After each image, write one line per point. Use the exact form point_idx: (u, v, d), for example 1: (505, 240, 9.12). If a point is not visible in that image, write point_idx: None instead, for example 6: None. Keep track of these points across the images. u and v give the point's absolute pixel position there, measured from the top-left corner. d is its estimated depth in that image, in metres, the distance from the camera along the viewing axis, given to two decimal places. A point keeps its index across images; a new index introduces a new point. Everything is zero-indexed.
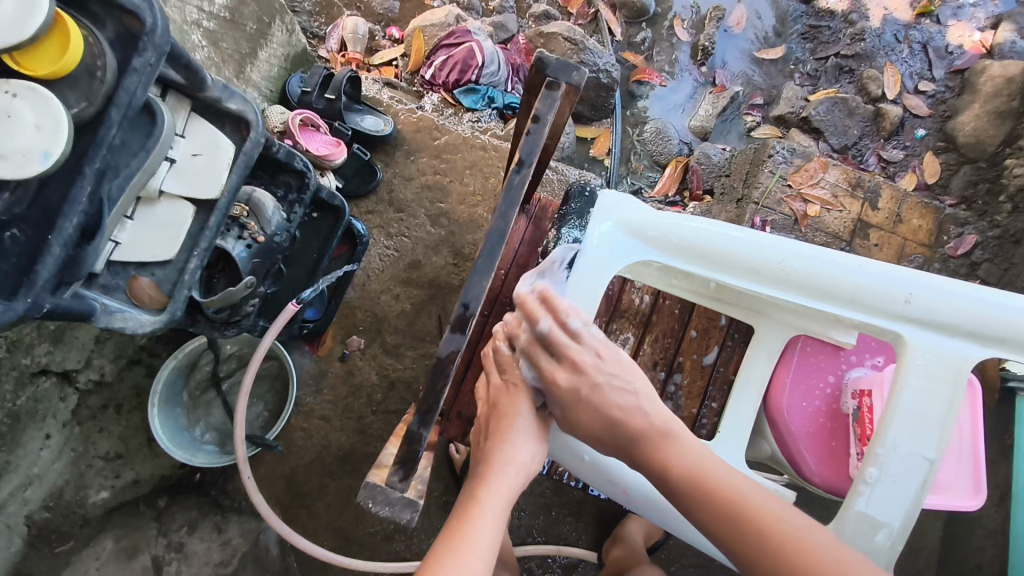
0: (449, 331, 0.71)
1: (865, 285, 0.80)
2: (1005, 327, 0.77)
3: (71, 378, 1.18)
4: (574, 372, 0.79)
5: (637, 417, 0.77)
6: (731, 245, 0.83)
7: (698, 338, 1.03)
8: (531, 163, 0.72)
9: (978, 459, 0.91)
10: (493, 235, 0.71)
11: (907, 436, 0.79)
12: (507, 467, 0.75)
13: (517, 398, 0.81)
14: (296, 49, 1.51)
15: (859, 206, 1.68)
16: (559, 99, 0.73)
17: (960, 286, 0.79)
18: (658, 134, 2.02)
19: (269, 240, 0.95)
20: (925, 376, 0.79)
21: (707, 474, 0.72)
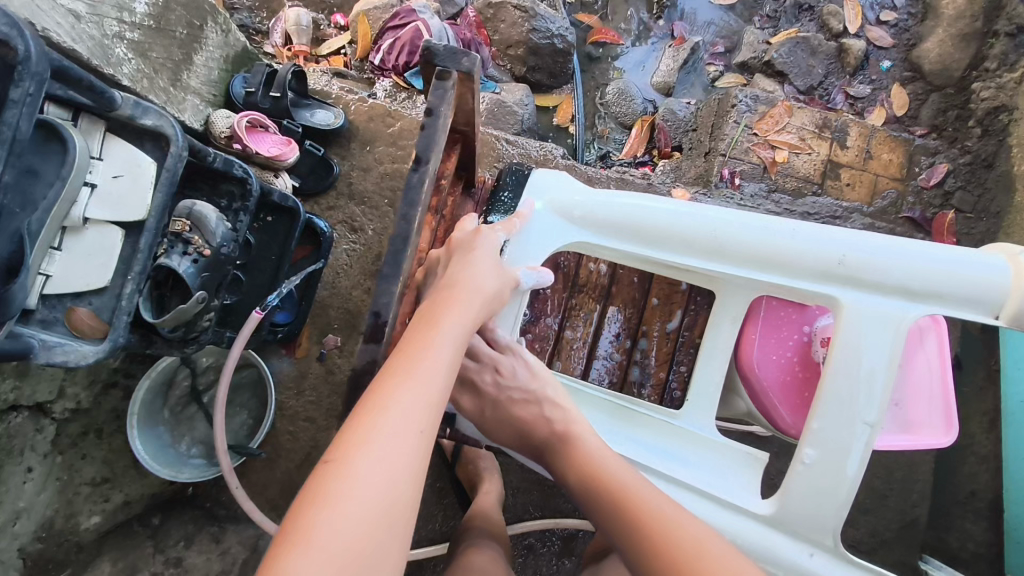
0: (365, 342, 0.75)
1: (793, 246, 0.81)
2: (941, 283, 0.77)
3: (46, 409, 1.18)
4: (478, 398, 0.89)
5: (539, 427, 0.86)
6: (654, 219, 0.85)
7: (661, 304, 1.02)
8: (428, 158, 0.77)
9: (948, 395, 0.92)
10: (398, 239, 0.76)
11: (841, 397, 0.79)
12: (444, 341, 0.68)
13: (465, 272, 0.77)
14: (236, 49, 1.46)
15: (828, 147, 1.67)
16: (451, 90, 0.79)
17: (899, 245, 0.79)
18: (621, 95, 1.98)
19: (216, 251, 0.92)
20: (859, 334, 0.79)
21: (602, 470, 0.79)
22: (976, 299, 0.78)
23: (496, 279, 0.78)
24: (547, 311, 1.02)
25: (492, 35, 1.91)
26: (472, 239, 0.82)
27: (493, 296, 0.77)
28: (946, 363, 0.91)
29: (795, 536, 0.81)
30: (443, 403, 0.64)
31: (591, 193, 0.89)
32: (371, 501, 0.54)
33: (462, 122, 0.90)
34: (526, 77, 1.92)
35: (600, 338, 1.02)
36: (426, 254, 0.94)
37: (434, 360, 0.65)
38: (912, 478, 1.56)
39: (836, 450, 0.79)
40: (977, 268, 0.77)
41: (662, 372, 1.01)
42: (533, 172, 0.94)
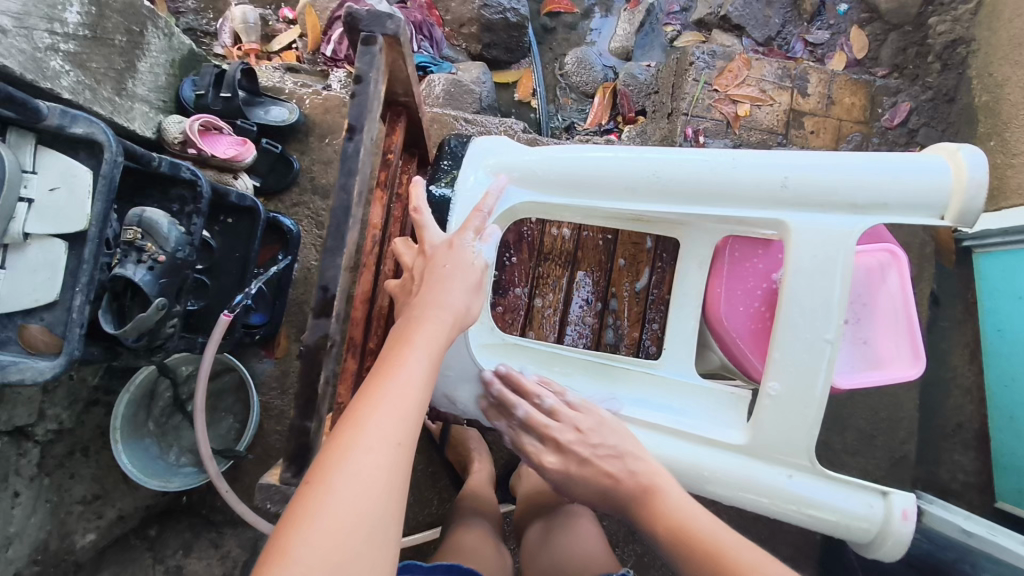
0: (313, 317, 0.74)
1: (732, 175, 0.79)
2: (882, 193, 0.76)
3: (28, 433, 1.17)
4: (559, 453, 0.80)
5: (624, 478, 0.75)
6: (592, 167, 0.84)
7: (627, 266, 1.02)
8: (363, 126, 0.74)
9: (914, 330, 0.92)
10: (339, 210, 0.73)
11: (801, 323, 0.78)
12: (415, 336, 0.66)
13: (432, 280, 0.72)
14: (182, 52, 1.44)
15: (789, 96, 1.67)
16: (379, 56, 0.76)
17: (838, 159, 0.78)
18: (580, 63, 1.96)
19: (172, 257, 0.91)
20: (811, 257, 0.77)
21: (689, 528, 0.68)
22: (918, 203, 0.76)
23: (470, 287, 0.72)
24: (514, 282, 1.02)
25: (444, 15, 1.89)
26: (446, 253, 0.74)
27: (464, 313, 0.71)
28: (909, 298, 0.92)
29: (769, 463, 0.81)
30: (419, 412, 0.62)
31: (532, 151, 0.87)
32: (352, 512, 0.54)
33: (403, 92, 0.89)
34: (482, 54, 1.91)
35: (571, 303, 1.02)
36: (377, 232, 0.90)
37: (407, 371, 0.63)
38: (898, 416, 1.57)
39: (800, 389, 0.78)
40: (917, 171, 0.76)
41: (635, 331, 1.01)
42: (477, 142, 0.90)
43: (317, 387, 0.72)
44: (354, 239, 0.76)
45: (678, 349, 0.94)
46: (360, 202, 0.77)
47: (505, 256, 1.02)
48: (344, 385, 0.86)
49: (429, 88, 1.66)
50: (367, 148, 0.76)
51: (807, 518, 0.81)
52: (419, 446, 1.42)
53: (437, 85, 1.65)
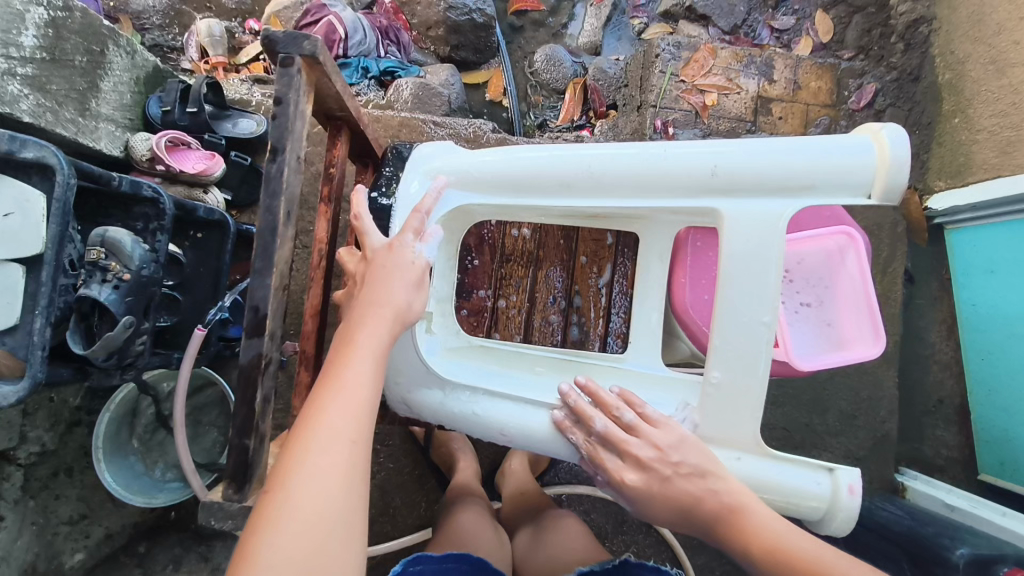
0: (247, 337, 0.73)
1: (661, 167, 0.76)
2: (810, 172, 0.71)
3: (10, 457, 1.16)
4: (641, 470, 0.74)
5: (709, 498, 0.71)
6: (524, 166, 0.81)
7: (589, 262, 1.03)
8: (286, 146, 0.74)
9: (874, 308, 0.93)
10: (265, 231, 0.73)
11: (738, 310, 0.74)
12: (356, 342, 0.67)
13: (374, 283, 0.71)
14: (146, 70, 1.44)
15: (756, 84, 1.68)
16: (299, 76, 0.76)
17: (767, 143, 0.73)
18: (550, 61, 1.93)
19: (137, 274, 0.92)
20: (745, 243, 0.73)
21: (784, 548, 0.66)
22: (847, 180, 0.71)
23: (410, 282, 0.72)
24: (478, 284, 1.03)
25: (411, 19, 1.89)
26: (386, 256, 0.74)
27: (407, 310, 0.72)
28: (868, 276, 0.93)
29: (718, 445, 0.78)
30: (369, 411, 0.64)
31: (474, 151, 0.85)
32: (312, 514, 0.56)
33: (338, 108, 0.89)
34: (451, 56, 1.91)
35: (536, 302, 1.03)
36: (325, 246, 0.88)
37: (353, 373, 0.65)
38: (877, 394, 1.59)
39: (740, 379, 0.75)
40: (845, 152, 0.71)
41: (601, 326, 1.02)
42: (416, 152, 0.88)
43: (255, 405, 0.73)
44: (285, 258, 0.76)
45: (643, 342, 0.95)
46: (290, 222, 0.77)
47: (467, 259, 1.03)
48: (306, 392, 0.86)
49: (397, 92, 1.66)
50: (292, 165, 0.76)
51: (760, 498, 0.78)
52: (404, 449, 1.44)
53: (405, 89, 1.65)
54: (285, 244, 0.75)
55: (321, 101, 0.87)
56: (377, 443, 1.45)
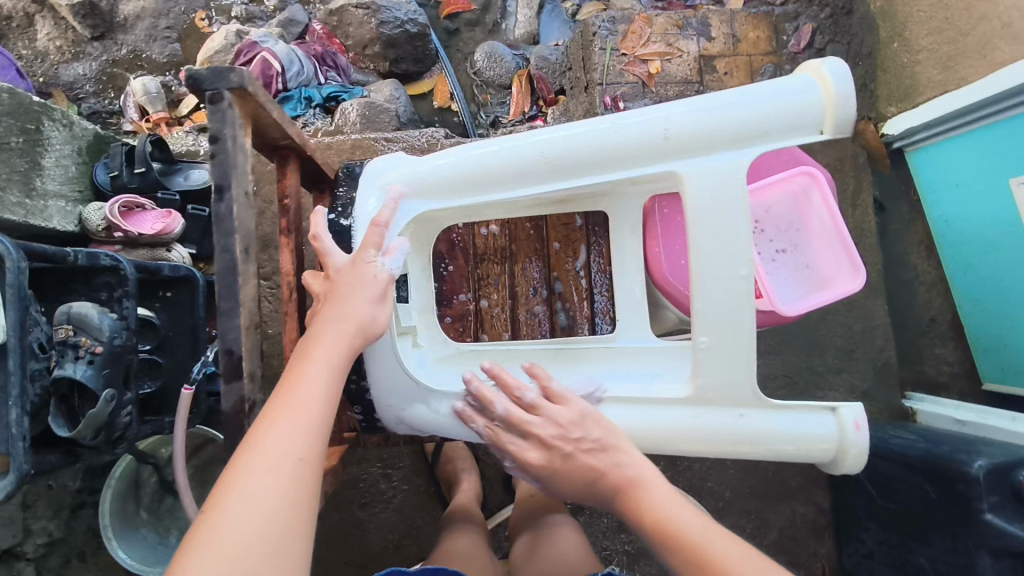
0: (226, 382, 0.72)
1: (613, 139, 0.73)
2: (762, 121, 0.70)
3: (16, 552, 1.18)
4: (544, 449, 0.76)
5: (613, 472, 0.73)
6: (478, 162, 0.79)
7: (563, 247, 1.02)
8: (230, 184, 0.73)
9: (846, 241, 0.93)
10: (226, 272, 0.72)
11: (711, 265, 0.73)
12: (310, 360, 0.67)
13: (332, 298, 0.73)
14: (87, 138, 1.41)
15: (695, 45, 1.68)
16: (232, 110, 0.74)
17: (713, 99, 0.72)
18: (490, 57, 1.92)
19: (109, 345, 0.90)
20: (707, 199, 0.72)
21: (671, 526, 0.67)
22: (796, 122, 0.71)
23: (363, 293, 0.73)
24: (457, 289, 1.01)
25: (345, 41, 1.86)
26: (350, 273, 0.74)
27: (370, 324, 0.72)
28: (835, 211, 0.93)
29: (715, 405, 0.77)
30: (323, 427, 0.64)
31: (424, 158, 0.83)
32: (252, 528, 0.55)
33: (281, 136, 0.86)
34: (391, 71, 1.86)
35: (518, 296, 1.01)
36: (292, 278, 0.87)
37: (307, 391, 0.65)
38: (871, 325, 1.59)
39: (728, 335, 0.74)
40: (790, 93, 0.70)
41: (586, 309, 1.01)
42: (370, 169, 0.86)
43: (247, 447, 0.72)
44: (252, 295, 0.75)
45: (632, 316, 0.95)
46: (251, 258, 0.76)
47: (442, 266, 1.01)
48: None
49: (344, 117, 1.64)
50: (241, 202, 0.75)
51: (773, 452, 0.78)
52: (416, 468, 1.44)
53: (351, 112, 1.63)
54: (248, 282, 0.74)
55: (261, 133, 0.84)
56: (389, 467, 1.44)
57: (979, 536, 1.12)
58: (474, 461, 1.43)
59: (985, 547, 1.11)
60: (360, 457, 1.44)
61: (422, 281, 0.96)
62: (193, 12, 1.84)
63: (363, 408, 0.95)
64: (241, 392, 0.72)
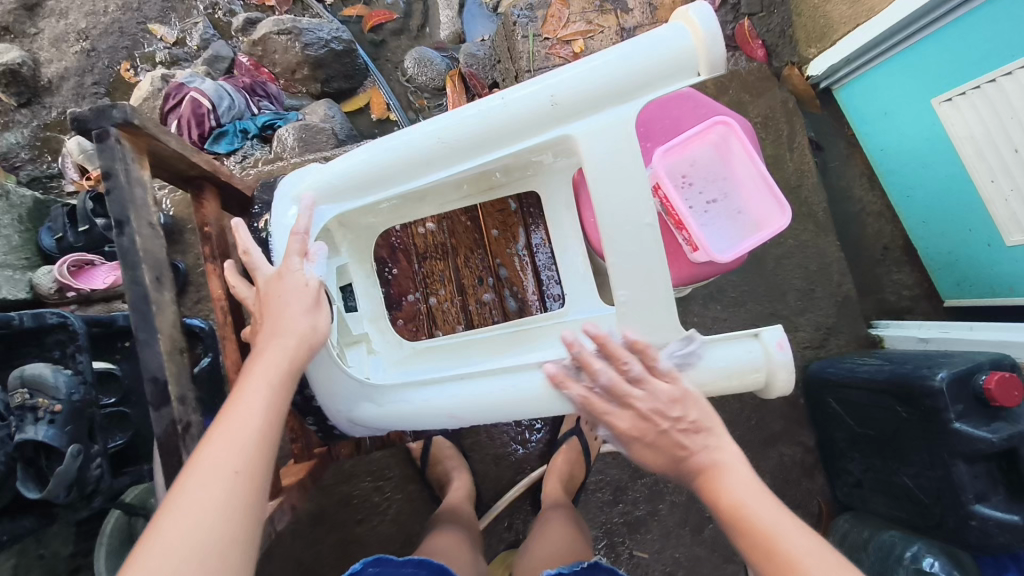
0: (154, 411, 0.74)
1: (505, 115, 0.74)
2: (639, 72, 0.71)
3: None
4: (639, 419, 0.75)
5: (698, 454, 0.73)
6: (378, 158, 0.79)
7: (502, 233, 1.03)
8: (130, 218, 0.75)
9: (769, 180, 0.93)
10: (137, 300, 0.74)
11: (616, 220, 0.74)
12: (252, 372, 0.69)
13: (273, 313, 0.74)
14: (26, 206, 1.40)
15: (615, 19, 1.70)
16: (120, 146, 0.75)
17: (590, 61, 0.72)
18: (421, 62, 1.93)
19: (69, 402, 0.90)
20: (602, 157, 0.74)
21: (747, 513, 0.68)
22: (673, 69, 0.71)
23: (304, 305, 0.75)
24: (406, 290, 1.03)
25: (274, 69, 1.85)
26: (282, 284, 0.76)
27: (310, 332, 0.74)
28: (752, 153, 0.94)
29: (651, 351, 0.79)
30: (265, 434, 0.65)
31: (331, 162, 0.83)
32: (190, 537, 0.56)
33: (188, 167, 0.86)
34: (324, 91, 1.88)
35: (464, 288, 1.03)
36: (224, 301, 0.88)
37: (245, 408, 0.65)
38: (825, 263, 1.63)
39: (643, 286, 0.76)
40: (662, 43, 0.70)
41: (534, 290, 1.03)
42: (283, 180, 0.86)
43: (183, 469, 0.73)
44: (169, 320, 0.77)
45: (580, 290, 0.97)
46: (162, 285, 0.78)
47: (386, 270, 1.02)
48: None
49: (282, 143, 1.64)
50: (145, 233, 0.77)
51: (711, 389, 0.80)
52: (407, 475, 1.46)
53: (287, 137, 1.63)
54: (164, 310, 0.76)
55: (166, 166, 0.84)
56: (380, 479, 1.46)
57: (952, 445, 1.16)
58: (462, 457, 1.46)
59: (958, 454, 1.16)
60: (348, 473, 1.45)
61: (369, 286, 0.98)
62: (117, 64, 1.83)
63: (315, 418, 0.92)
64: (170, 417, 0.73)
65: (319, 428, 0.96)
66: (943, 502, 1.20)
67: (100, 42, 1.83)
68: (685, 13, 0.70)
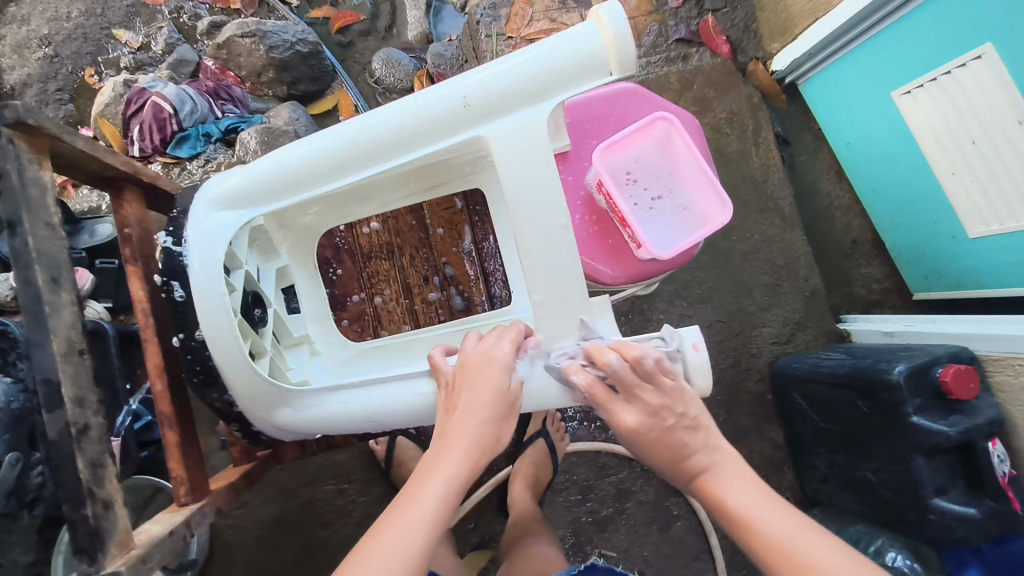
0: (48, 413, 0.70)
1: (421, 115, 0.74)
2: (549, 70, 0.71)
3: None
4: (647, 416, 0.75)
5: (697, 457, 0.75)
6: (295, 161, 0.77)
7: (447, 232, 1.03)
8: (22, 217, 0.72)
9: (710, 175, 0.94)
10: (29, 302, 0.71)
11: (531, 219, 0.74)
12: (434, 475, 0.69)
13: (467, 400, 0.74)
14: None
15: (579, 17, 1.70)
16: (13, 145, 0.73)
17: (503, 62, 0.72)
18: (388, 63, 1.91)
19: (6, 409, 0.94)
20: (515, 156, 0.73)
21: (754, 522, 0.69)
22: (584, 68, 0.72)
23: (503, 416, 0.75)
24: (350, 290, 1.02)
25: (239, 72, 1.83)
26: (482, 370, 0.75)
27: (492, 439, 0.73)
28: (693, 150, 0.94)
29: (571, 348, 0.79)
30: (430, 543, 0.66)
31: (245, 166, 0.80)
32: None
33: (104, 167, 0.85)
34: (291, 93, 1.86)
35: (410, 287, 1.03)
36: (147, 304, 0.84)
37: (413, 516, 0.66)
38: (792, 258, 1.63)
39: (558, 284, 0.76)
40: (570, 41, 0.71)
41: (482, 290, 1.02)
42: (204, 178, 0.83)
43: (80, 473, 0.70)
44: (67, 322, 0.74)
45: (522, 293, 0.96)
46: (61, 285, 0.75)
47: (330, 271, 1.01)
48: (177, 449, 0.85)
49: (245, 146, 1.64)
50: (42, 234, 0.75)
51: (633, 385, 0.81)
52: (372, 477, 1.45)
53: (250, 140, 1.63)
54: (60, 311, 0.73)
55: (80, 165, 0.83)
56: (344, 482, 1.44)
57: (911, 440, 1.15)
58: None
59: (917, 448, 1.15)
60: (313, 477, 1.44)
61: (309, 285, 0.97)
62: (81, 70, 1.83)
63: (240, 423, 0.89)
64: (65, 418, 0.70)
65: (245, 435, 0.90)
66: (904, 496, 1.20)
67: (63, 48, 1.83)
68: (594, 12, 0.71)
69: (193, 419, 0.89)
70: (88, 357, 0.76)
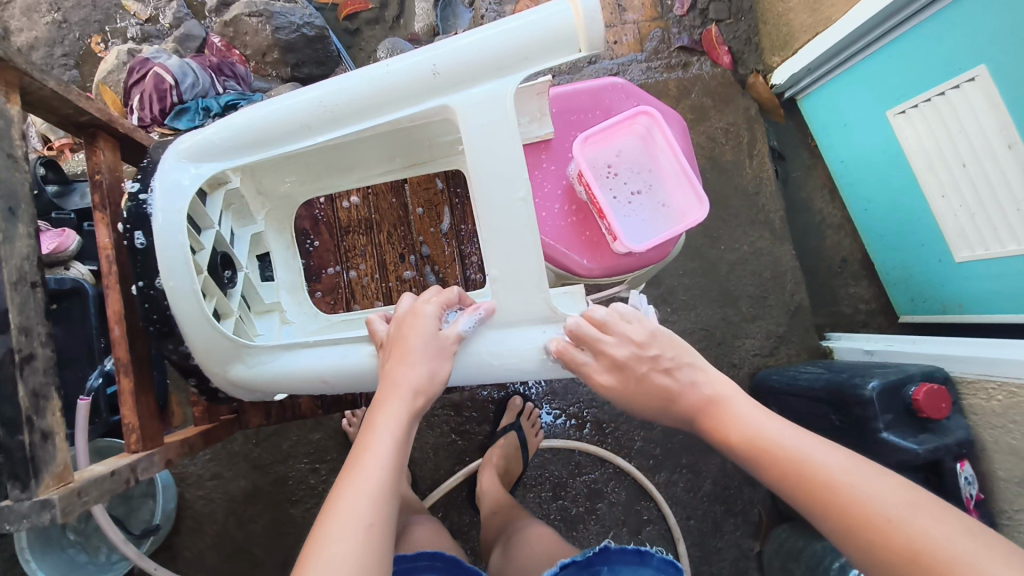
0: None
1: (390, 79, 0.75)
2: (517, 44, 0.72)
3: None
4: (615, 369, 0.77)
5: (689, 392, 0.75)
6: (266, 117, 0.78)
7: (426, 212, 1.04)
8: None
9: (689, 173, 0.94)
10: None
11: (491, 191, 0.75)
12: (382, 424, 0.70)
13: (402, 349, 0.75)
14: None
15: None
16: None
17: (474, 33, 0.73)
18: (393, 52, 1.92)
19: None
20: (480, 126, 0.74)
21: (770, 445, 0.68)
22: (553, 43, 0.73)
23: (437, 358, 0.76)
24: (326, 262, 1.03)
25: (245, 51, 1.84)
26: (412, 322, 0.77)
27: (428, 381, 0.74)
28: (674, 147, 0.94)
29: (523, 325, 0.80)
30: (394, 488, 0.66)
31: (218, 121, 0.81)
32: None
33: (77, 112, 0.85)
34: (295, 76, 1.85)
35: (385, 263, 1.04)
36: (112, 251, 0.84)
37: (370, 463, 0.67)
38: (781, 271, 1.63)
39: (516, 261, 0.77)
40: (541, 17, 0.72)
41: (456, 271, 1.04)
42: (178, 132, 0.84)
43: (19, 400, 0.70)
44: (21, 253, 0.75)
45: None
46: (16, 215, 0.75)
47: (307, 242, 1.03)
48: (129, 396, 0.85)
49: None
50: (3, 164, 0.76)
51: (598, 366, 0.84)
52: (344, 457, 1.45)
53: None
54: (13, 241, 0.74)
55: (51, 107, 0.83)
56: (317, 461, 1.44)
57: (881, 454, 1.14)
58: None
59: (887, 463, 1.14)
60: (285, 453, 1.44)
61: (285, 253, 0.98)
62: (89, 38, 1.85)
63: (200, 379, 0.90)
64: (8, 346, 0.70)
65: (204, 392, 0.91)
66: None
67: (72, 14, 1.85)
68: None
69: (149, 368, 0.89)
70: (40, 290, 0.77)
